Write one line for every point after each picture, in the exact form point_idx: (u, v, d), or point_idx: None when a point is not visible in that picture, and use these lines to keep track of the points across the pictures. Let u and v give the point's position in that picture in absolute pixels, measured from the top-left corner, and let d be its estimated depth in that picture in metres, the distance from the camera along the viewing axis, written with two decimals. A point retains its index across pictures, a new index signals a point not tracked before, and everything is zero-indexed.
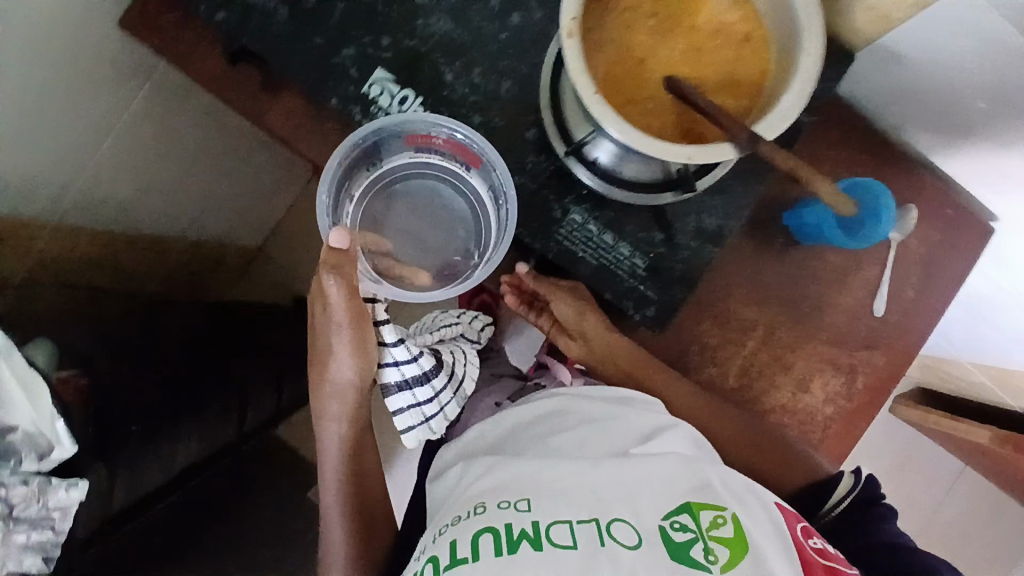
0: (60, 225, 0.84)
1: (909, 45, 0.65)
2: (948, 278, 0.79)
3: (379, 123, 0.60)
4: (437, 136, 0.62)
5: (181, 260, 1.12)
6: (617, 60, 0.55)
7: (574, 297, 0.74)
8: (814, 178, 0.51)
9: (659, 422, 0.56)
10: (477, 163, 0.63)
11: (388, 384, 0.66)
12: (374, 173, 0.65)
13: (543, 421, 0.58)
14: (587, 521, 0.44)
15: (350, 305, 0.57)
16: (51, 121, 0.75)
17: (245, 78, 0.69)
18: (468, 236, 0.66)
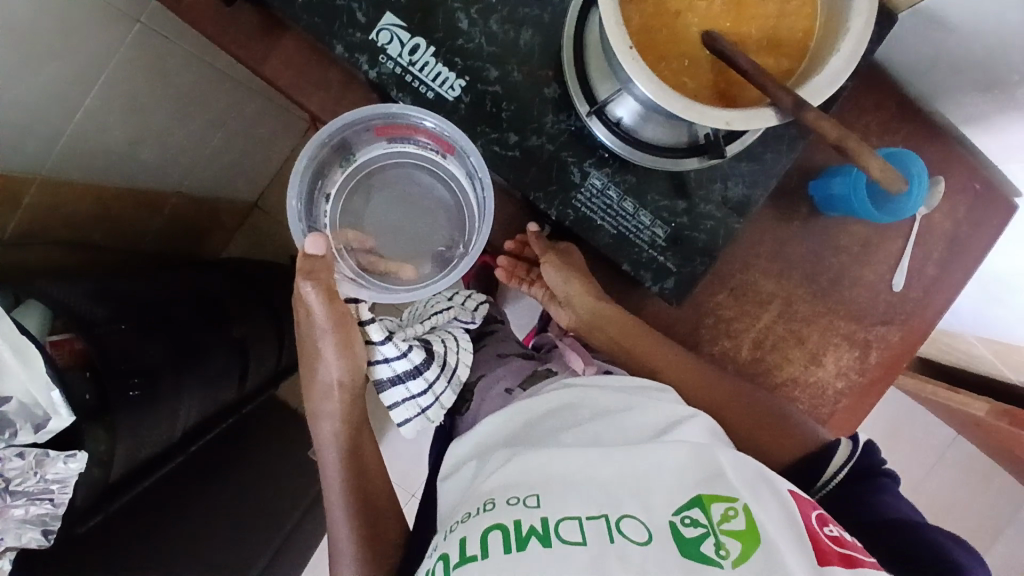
0: (51, 177, 0.81)
1: (958, 4, 0.60)
2: (972, 253, 0.77)
3: (343, 121, 0.61)
4: (406, 127, 0.63)
5: (174, 215, 1.08)
6: (652, 11, 0.50)
7: (563, 262, 0.72)
8: (859, 148, 0.47)
9: (674, 414, 0.54)
10: (451, 151, 0.63)
11: (381, 379, 0.68)
12: (350, 166, 0.67)
13: (557, 414, 0.56)
14: (596, 517, 0.43)
15: (331, 309, 0.58)
16: (32, 64, 0.69)
17: (242, 19, 0.64)
18: (451, 224, 0.68)
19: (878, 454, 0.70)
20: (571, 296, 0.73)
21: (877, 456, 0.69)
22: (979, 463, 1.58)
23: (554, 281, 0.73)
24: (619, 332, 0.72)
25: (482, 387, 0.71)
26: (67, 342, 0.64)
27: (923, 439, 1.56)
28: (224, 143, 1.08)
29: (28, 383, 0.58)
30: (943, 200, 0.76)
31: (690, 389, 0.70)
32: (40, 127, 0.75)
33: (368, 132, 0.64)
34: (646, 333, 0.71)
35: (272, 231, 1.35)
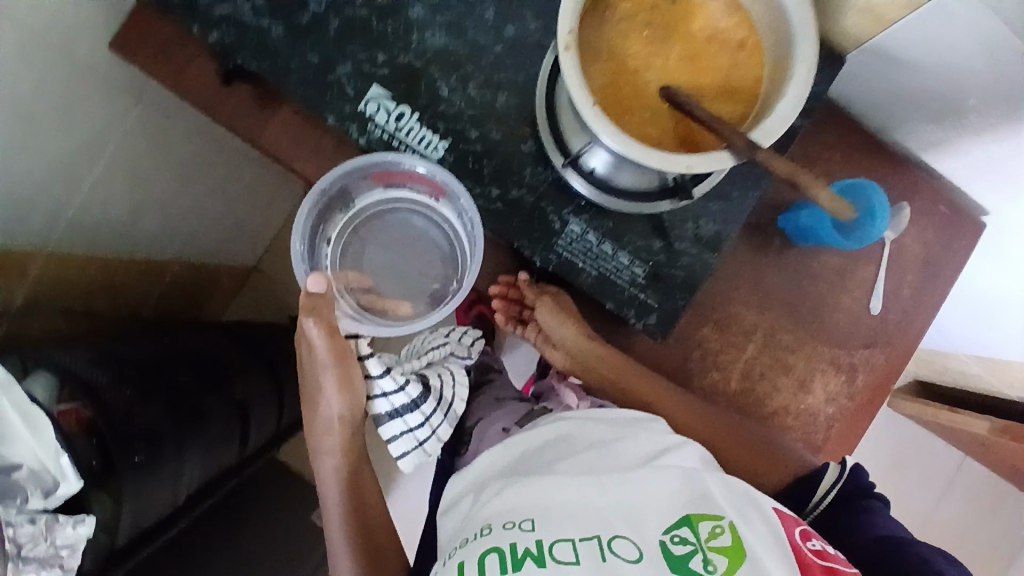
0: (57, 249, 0.84)
1: (899, 48, 0.66)
2: (945, 274, 0.80)
3: (341, 170, 0.64)
4: (401, 173, 0.66)
5: (175, 280, 1.11)
6: (614, 71, 0.55)
7: (555, 304, 0.75)
8: (812, 182, 0.50)
9: (665, 443, 0.56)
10: (443, 195, 0.66)
11: (379, 414, 0.68)
12: (349, 212, 0.70)
13: (554, 445, 0.57)
14: (589, 538, 0.44)
15: (332, 345, 0.59)
16: (44, 146, 0.74)
17: (240, 96, 0.69)
18: (445, 264, 0.71)
19: (866, 476, 0.70)
20: (565, 336, 0.75)
21: (865, 478, 0.70)
22: (990, 486, 1.57)
23: (549, 324, 0.75)
24: (612, 368, 0.74)
25: (481, 428, 0.72)
26: (74, 411, 0.63)
27: (931, 463, 1.56)
28: (225, 210, 1.13)
29: (36, 448, 0.59)
30: (910, 226, 0.80)
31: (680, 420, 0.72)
32: (52, 200, 0.79)
33: (365, 180, 0.67)
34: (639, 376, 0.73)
35: (272, 293, 1.38)
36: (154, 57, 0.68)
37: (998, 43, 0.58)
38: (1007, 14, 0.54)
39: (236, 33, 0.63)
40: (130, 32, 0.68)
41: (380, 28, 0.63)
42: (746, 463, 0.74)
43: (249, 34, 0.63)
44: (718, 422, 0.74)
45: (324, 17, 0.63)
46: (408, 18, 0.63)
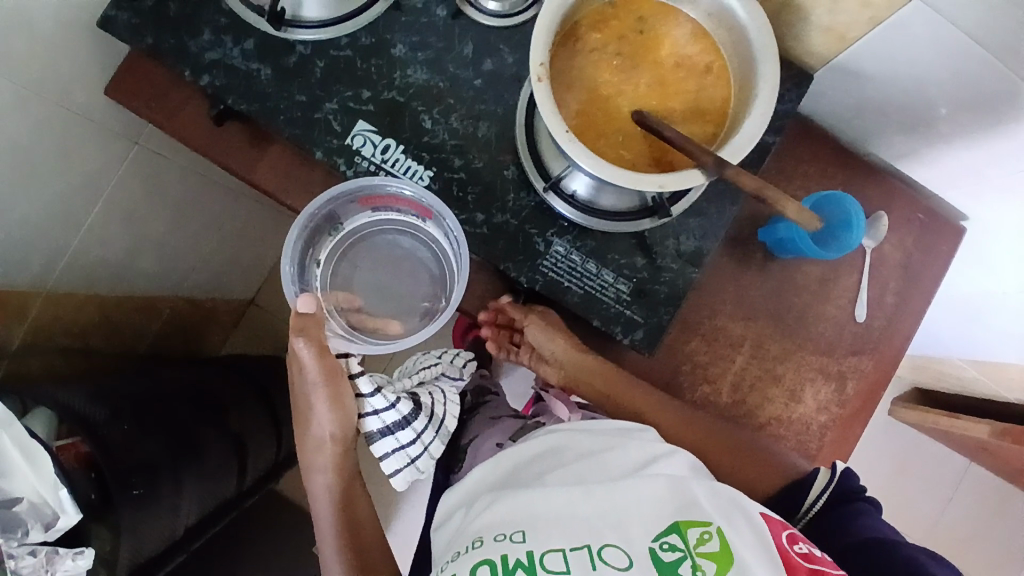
0: (55, 289, 0.85)
1: (862, 65, 0.69)
2: (927, 280, 0.82)
3: (329, 195, 0.65)
4: (388, 196, 0.67)
5: (172, 316, 1.13)
6: (587, 100, 0.58)
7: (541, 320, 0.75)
8: (778, 196, 0.53)
9: (654, 451, 0.57)
10: (429, 216, 0.67)
11: (370, 432, 0.68)
12: (338, 234, 0.70)
13: (544, 456, 0.58)
14: (579, 547, 0.45)
15: (321, 364, 0.61)
16: (43, 189, 0.76)
17: (231, 135, 0.71)
18: (433, 283, 0.71)
19: (857, 480, 0.69)
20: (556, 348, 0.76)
21: (855, 482, 0.69)
22: (997, 491, 1.56)
23: (538, 339, 0.76)
24: (604, 380, 0.74)
25: (475, 446, 0.74)
26: (73, 445, 0.67)
27: (935, 471, 1.56)
28: (221, 245, 1.15)
29: (36, 483, 0.60)
30: (889, 233, 0.81)
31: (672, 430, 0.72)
32: (51, 240, 0.81)
33: (353, 203, 0.68)
34: (632, 391, 0.73)
35: (269, 326, 1.40)
36: (147, 101, 0.71)
37: (960, 53, 0.61)
38: (967, 25, 0.57)
39: (227, 77, 0.66)
40: (124, 77, 0.71)
41: (364, 67, 0.66)
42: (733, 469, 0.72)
43: (239, 77, 0.66)
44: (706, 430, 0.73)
45: (310, 59, 0.66)
46: (390, 56, 0.66)
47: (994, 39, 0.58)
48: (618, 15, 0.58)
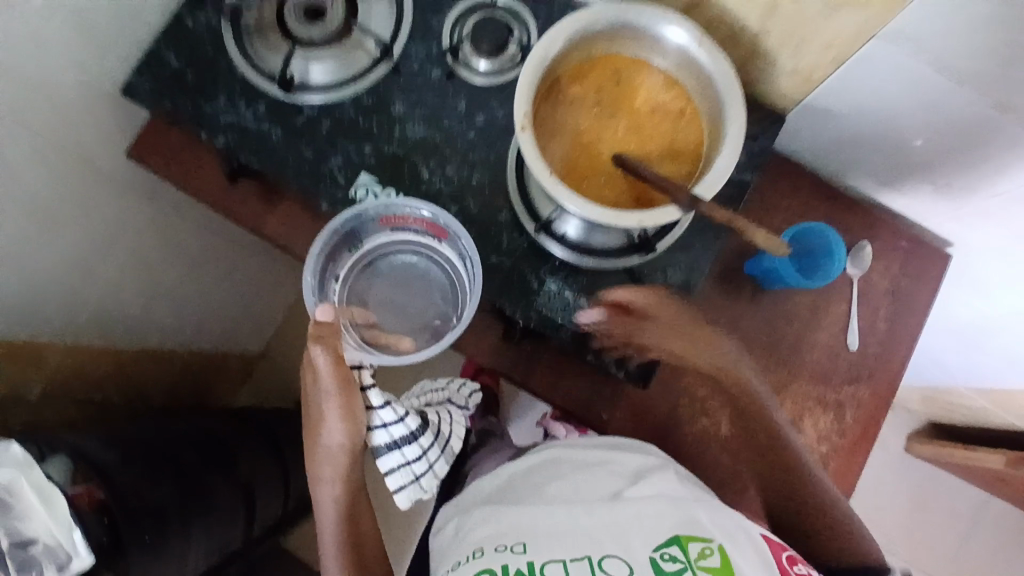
0: (73, 343, 0.89)
1: (832, 106, 0.73)
2: (917, 307, 0.84)
3: (352, 212, 0.68)
4: (407, 217, 0.70)
5: (185, 368, 1.16)
6: (570, 147, 0.62)
7: (661, 305, 0.69)
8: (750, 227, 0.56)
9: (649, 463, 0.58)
10: (445, 236, 0.70)
11: (377, 446, 0.67)
12: (357, 253, 0.73)
13: (541, 468, 0.60)
14: (580, 558, 0.47)
15: (336, 373, 0.61)
16: (68, 248, 0.81)
17: (243, 192, 0.76)
18: (446, 301, 0.73)
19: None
20: (671, 341, 0.69)
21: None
22: None
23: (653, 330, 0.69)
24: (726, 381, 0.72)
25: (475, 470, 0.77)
26: (87, 491, 0.66)
27: (955, 506, 1.52)
28: (233, 299, 1.19)
29: (52, 524, 0.62)
30: (876, 262, 0.84)
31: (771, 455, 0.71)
32: (67, 294, 0.84)
33: (373, 223, 0.71)
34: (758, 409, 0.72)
35: (279, 378, 1.43)
36: (169, 164, 0.77)
37: (926, 87, 0.65)
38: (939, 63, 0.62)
39: (240, 138, 0.71)
40: (146, 142, 0.77)
41: (366, 124, 0.72)
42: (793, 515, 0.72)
43: (251, 137, 0.71)
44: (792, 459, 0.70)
45: (317, 119, 0.72)
46: (391, 114, 0.72)
47: (955, 68, 0.61)
48: (595, 67, 0.63)
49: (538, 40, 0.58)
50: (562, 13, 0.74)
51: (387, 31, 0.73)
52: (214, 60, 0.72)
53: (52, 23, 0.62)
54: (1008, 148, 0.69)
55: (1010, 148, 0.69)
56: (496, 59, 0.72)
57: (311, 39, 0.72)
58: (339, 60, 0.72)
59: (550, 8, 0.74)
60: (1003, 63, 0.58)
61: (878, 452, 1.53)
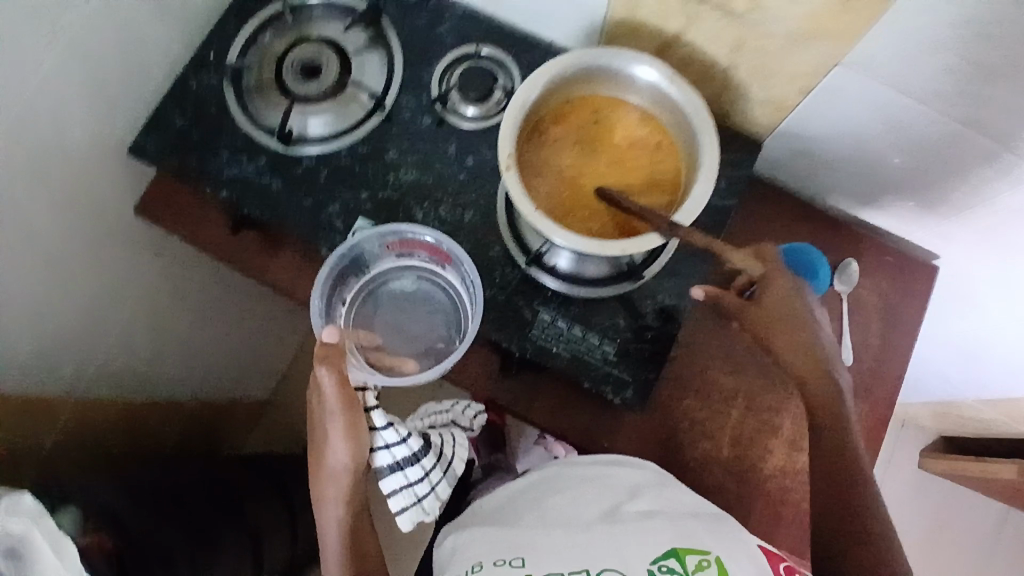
0: (84, 397, 0.91)
1: (807, 131, 0.76)
2: (909, 319, 0.85)
3: (360, 237, 0.71)
4: (412, 242, 0.73)
5: (193, 417, 1.17)
6: (554, 183, 0.66)
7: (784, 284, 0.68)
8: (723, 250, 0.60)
9: (646, 479, 0.60)
10: (449, 261, 0.73)
11: (380, 467, 0.69)
12: (363, 278, 0.75)
13: (539, 485, 0.61)
14: (578, 572, 0.48)
15: (341, 393, 0.62)
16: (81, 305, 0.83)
17: (245, 241, 0.79)
18: (449, 325, 0.75)
19: None
20: (779, 322, 0.68)
21: None
22: None
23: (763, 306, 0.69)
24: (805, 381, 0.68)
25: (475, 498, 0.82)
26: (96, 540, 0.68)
27: (975, 521, 1.50)
28: (239, 347, 1.21)
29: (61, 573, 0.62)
30: (863, 278, 0.86)
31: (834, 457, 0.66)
32: (80, 350, 0.86)
33: (380, 249, 0.74)
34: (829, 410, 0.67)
35: (285, 423, 1.44)
36: (176, 219, 0.80)
37: (898, 108, 0.67)
38: (908, 88, 0.64)
39: (242, 190, 0.75)
40: (153, 199, 0.81)
41: (362, 171, 0.75)
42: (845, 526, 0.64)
43: (252, 189, 0.75)
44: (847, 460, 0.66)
45: (315, 169, 0.75)
46: (385, 160, 0.76)
47: (918, 88, 0.64)
48: (575, 108, 0.67)
49: (519, 87, 0.62)
50: (542, 59, 0.79)
51: (379, 84, 0.78)
52: (217, 119, 0.77)
53: (64, 93, 0.66)
54: (982, 163, 0.71)
55: (986, 164, 0.71)
56: (483, 104, 0.76)
57: (307, 95, 0.76)
58: (335, 113, 0.76)
59: (531, 55, 0.79)
60: (962, 79, 0.61)
61: (892, 471, 1.51)
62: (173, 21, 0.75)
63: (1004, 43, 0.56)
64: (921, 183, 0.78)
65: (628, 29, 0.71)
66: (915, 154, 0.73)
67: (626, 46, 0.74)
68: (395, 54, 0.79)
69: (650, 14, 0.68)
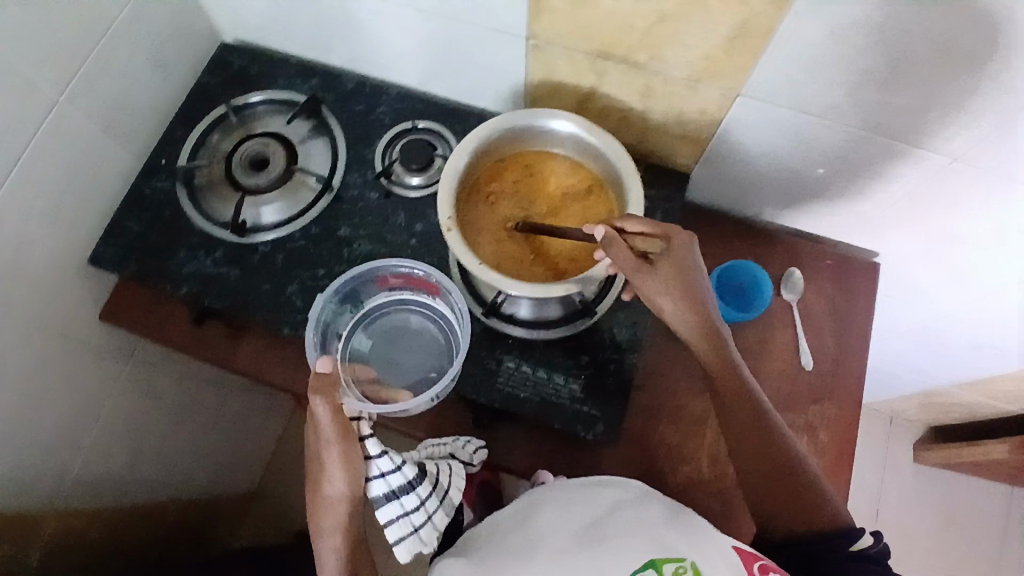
0: (68, 505, 0.87)
1: (727, 157, 0.79)
2: (861, 317, 0.86)
3: (353, 271, 0.74)
4: (403, 276, 0.76)
5: (178, 519, 1.14)
6: (497, 237, 0.71)
7: (683, 251, 0.63)
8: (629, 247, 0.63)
9: (626, 497, 0.61)
10: (439, 292, 0.76)
11: (375, 497, 0.64)
12: (357, 313, 0.78)
13: (519, 511, 0.61)
14: None
15: (336, 420, 0.60)
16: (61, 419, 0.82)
17: (211, 331, 0.81)
18: (441, 354, 0.76)
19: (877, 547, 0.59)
20: (681, 294, 0.63)
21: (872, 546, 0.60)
22: None
23: (664, 281, 0.63)
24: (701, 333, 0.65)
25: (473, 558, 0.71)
26: None
27: (979, 506, 1.51)
28: (220, 439, 1.20)
29: None
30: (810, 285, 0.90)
31: (744, 432, 0.64)
32: (57, 465, 0.83)
33: (372, 283, 0.77)
34: (735, 384, 0.65)
35: (277, 510, 1.42)
36: (141, 321, 0.82)
37: (807, 127, 0.70)
38: (812, 109, 0.67)
39: (202, 284, 0.77)
40: (118, 305, 0.83)
41: (317, 250, 0.78)
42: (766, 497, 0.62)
43: (212, 281, 0.77)
44: (761, 430, 0.63)
45: (271, 254, 0.78)
46: (338, 237, 0.79)
47: (816, 103, 0.66)
48: (509, 165, 0.73)
49: (454, 152, 0.68)
50: (474, 126, 0.85)
51: (325, 167, 0.82)
52: (172, 220, 0.80)
53: (21, 215, 0.69)
54: (897, 163, 0.71)
55: (905, 162, 0.71)
56: (426, 173, 0.80)
57: (258, 186, 0.80)
58: (286, 199, 0.80)
59: (465, 124, 0.85)
60: (855, 90, 0.63)
61: (890, 469, 1.52)
62: (123, 137, 0.79)
63: (885, 49, 0.58)
64: (848, 195, 0.78)
65: (547, 90, 0.77)
66: (835, 167, 0.74)
67: (548, 104, 0.80)
68: (337, 138, 0.84)
69: (563, 74, 0.74)
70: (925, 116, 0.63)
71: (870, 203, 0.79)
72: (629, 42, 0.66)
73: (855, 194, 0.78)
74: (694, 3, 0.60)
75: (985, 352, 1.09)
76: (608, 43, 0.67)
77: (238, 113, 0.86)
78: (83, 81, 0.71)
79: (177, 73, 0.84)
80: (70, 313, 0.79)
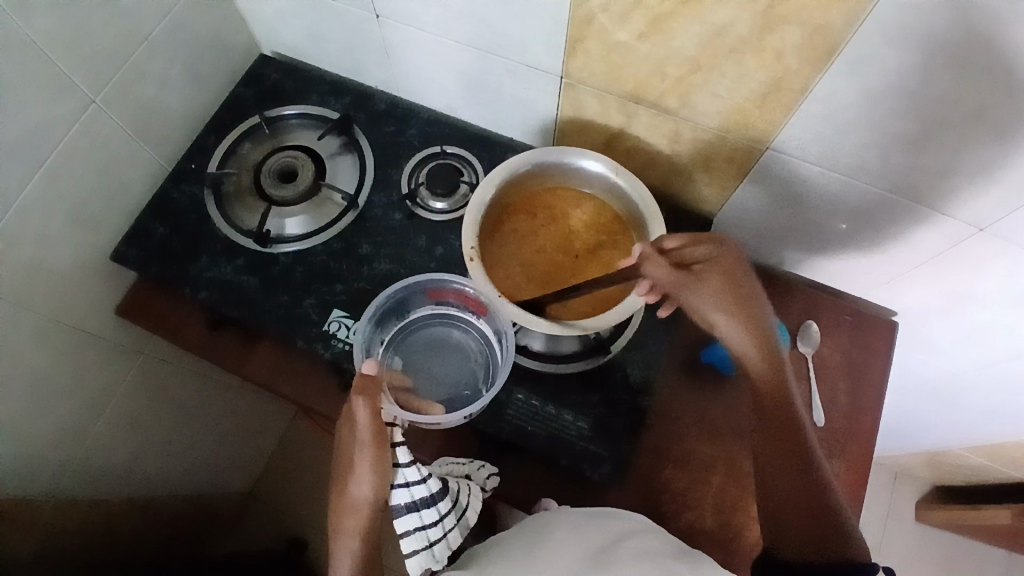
0: (65, 498, 0.86)
1: (751, 207, 0.79)
2: (875, 375, 0.85)
3: (407, 281, 0.75)
4: (452, 292, 0.77)
5: (172, 515, 1.12)
6: (514, 269, 0.73)
7: (727, 259, 0.61)
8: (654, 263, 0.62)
9: (632, 527, 0.59)
10: (485, 312, 0.76)
11: (396, 506, 0.62)
12: (401, 322, 0.78)
13: (527, 528, 0.61)
14: None
15: (374, 424, 0.61)
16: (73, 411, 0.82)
17: (225, 336, 0.82)
18: (476, 374, 0.76)
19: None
20: (725, 301, 0.60)
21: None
22: None
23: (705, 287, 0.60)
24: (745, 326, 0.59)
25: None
26: None
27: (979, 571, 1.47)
28: (219, 441, 1.19)
29: None
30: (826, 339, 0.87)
31: (773, 430, 0.57)
32: (60, 457, 0.82)
33: (422, 295, 0.77)
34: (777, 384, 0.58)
35: (269, 516, 1.41)
36: (156, 321, 0.83)
37: (833, 183, 0.70)
38: (837, 167, 0.67)
39: (221, 291, 0.78)
40: (134, 304, 0.84)
41: (336, 266, 0.79)
42: (784, 493, 0.55)
43: (231, 289, 0.78)
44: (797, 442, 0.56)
45: (291, 267, 0.79)
46: (358, 254, 0.79)
47: (843, 160, 0.66)
48: (532, 199, 0.75)
49: (480, 186, 0.69)
50: (500, 157, 0.86)
51: (351, 184, 0.83)
52: (198, 227, 0.81)
53: (49, 212, 0.70)
54: (920, 227, 0.70)
55: (925, 227, 0.70)
56: (451, 198, 0.81)
57: (284, 198, 0.81)
58: (311, 213, 0.81)
59: (491, 153, 0.86)
60: (883, 151, 0.63)
61: (892, 527, 1.49)
62: (156, 140, 0.81)
63: (919, 115, 0.57)
64: (869, 250, 0.77)
65: (576, 126, 0.78)
66: (857, 223, 0.74)
67: (575, 140, 0.81)
68: (365, 156, 0.85)
69: (593, 113, 0.75)
70: (949, 182, 0.62)
71: (890, 262, 0.78)
72: (659, 88, 0.67)
73: (877, 251, 0.77)
74: (726, 57, 0.60)
75: (996, 416, 1.06)
76: (639, 87, 0.68)
77: (271, 124, 0.87)
78: (122, 83, 0.73)
79: (215, 82, 0.86)
80: (88, 308, 0.79)
